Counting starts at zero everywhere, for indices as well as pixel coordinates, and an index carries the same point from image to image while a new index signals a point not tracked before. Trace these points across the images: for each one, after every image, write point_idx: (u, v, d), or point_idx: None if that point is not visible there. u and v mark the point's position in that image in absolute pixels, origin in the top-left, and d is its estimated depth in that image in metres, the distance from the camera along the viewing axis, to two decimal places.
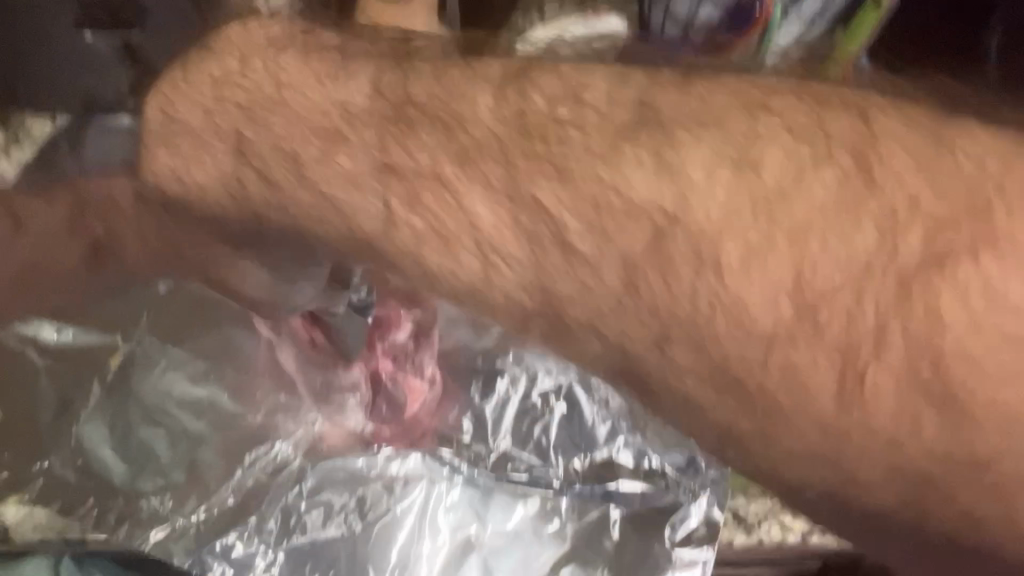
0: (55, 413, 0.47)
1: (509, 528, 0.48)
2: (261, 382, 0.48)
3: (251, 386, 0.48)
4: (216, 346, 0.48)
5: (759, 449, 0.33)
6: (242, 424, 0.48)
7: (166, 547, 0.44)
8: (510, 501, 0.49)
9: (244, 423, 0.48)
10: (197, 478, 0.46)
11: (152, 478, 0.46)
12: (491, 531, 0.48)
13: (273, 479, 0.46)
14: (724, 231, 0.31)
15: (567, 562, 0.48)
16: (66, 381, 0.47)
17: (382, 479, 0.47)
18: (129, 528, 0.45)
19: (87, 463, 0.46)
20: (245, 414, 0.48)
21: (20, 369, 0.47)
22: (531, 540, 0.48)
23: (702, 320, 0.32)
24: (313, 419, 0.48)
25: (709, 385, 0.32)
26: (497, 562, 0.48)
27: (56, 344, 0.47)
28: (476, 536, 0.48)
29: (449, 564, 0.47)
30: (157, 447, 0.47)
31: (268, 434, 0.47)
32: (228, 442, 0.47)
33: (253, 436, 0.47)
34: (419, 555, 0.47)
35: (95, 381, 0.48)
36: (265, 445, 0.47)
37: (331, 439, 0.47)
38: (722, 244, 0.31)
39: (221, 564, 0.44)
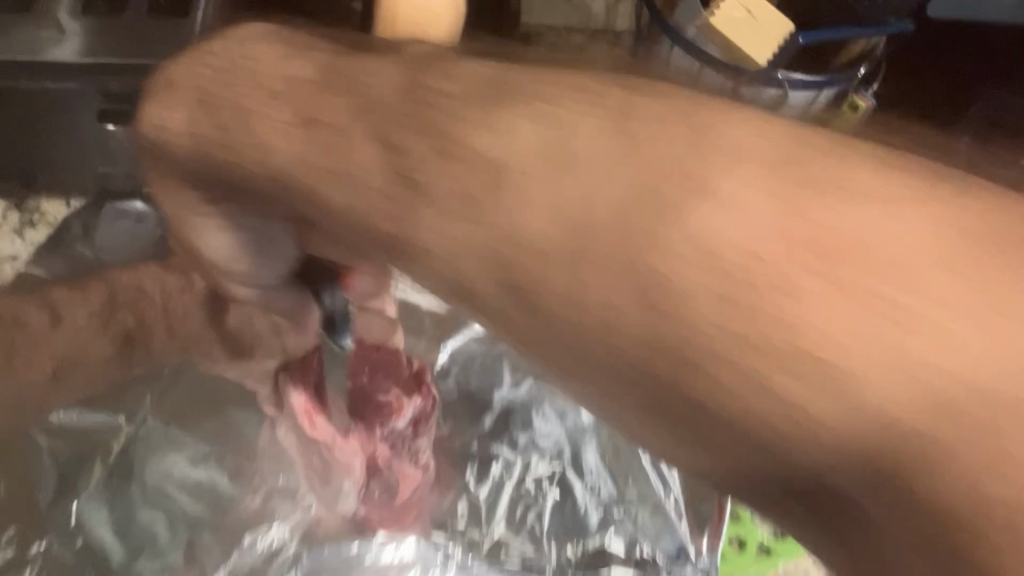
0: (56, 493, 0.47)
1: None
2: (258, 466, 0.50)
3: (248, 470, 0.50)
4: (216, 429, 0.51)
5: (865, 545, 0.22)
6: (238, 507, 0.49)
7: None
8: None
9: (240, 506, 0.49)
10: (195, 560, 0.47)
11: (150, 559, 0.46)
12: None
13: (268, 563, 0.47)
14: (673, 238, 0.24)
15: None
16: (69, 462, 0.48)
17: (379, 570, 0.46)
18: None
19: (86, 544, 0.46)
20: (241, 497, 0.49)
21: (24, 449, 0.48)
22: None
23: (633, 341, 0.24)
24: (310, 503, 0.49)
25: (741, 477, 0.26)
26: None
27: (61, 425, 0.49)
28: None
29: None
30: (154, 528, 0.47)
31: (263, 517, 0.49)
32: (225, 523, 0.48)
33: (250, 520, 0.48)
34: None
35: (97, 462, 0.49)
36: (261, 528, 0.48)
37: (326, 525, 0.49)
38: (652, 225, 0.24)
39: None
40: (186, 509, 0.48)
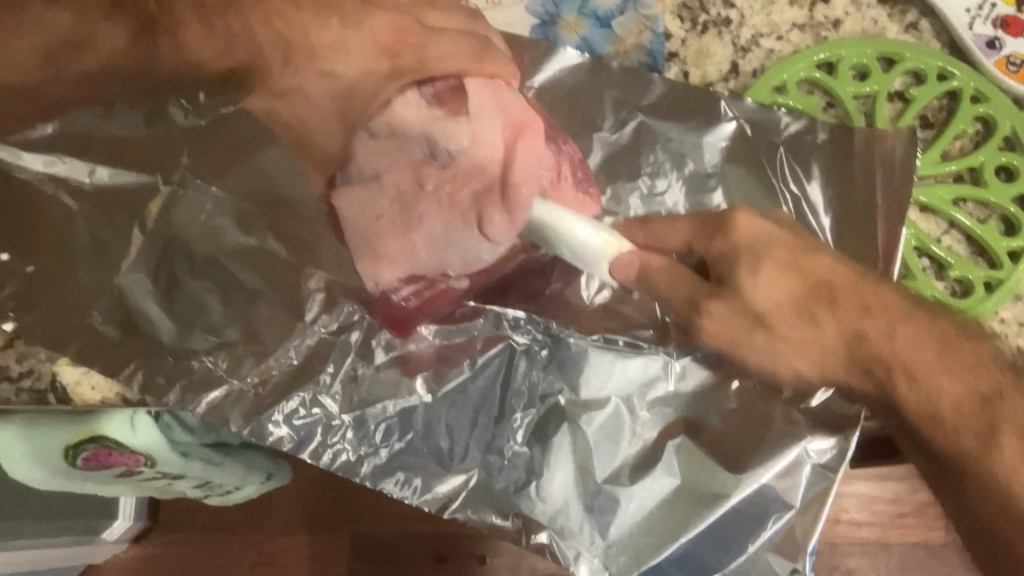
0: (92, 248, 0.41)
1: (612, 348, 0.41)
2: (401, 245, 0.39)
3: (419, 225, 0.38)
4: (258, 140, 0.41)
5: (749, 296, 0.34)
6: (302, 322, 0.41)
7: (221, 410, 0.39)
8: (633, 374, 0.41)
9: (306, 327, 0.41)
10: (254, 342, 0.40)
11: (203, 337, 0.40)
12: (588, 415, 0.40)
13: (336, 344, 0.41)
14: (893, 346, 0.33)
15: (679, 436, 0.40)
16: (105, 226, 0.41)
17: (443, 359, 0.41)
18: (182, 388, 0.39)
19: (134, 318, 0.40)
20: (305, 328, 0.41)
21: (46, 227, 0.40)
22: (658, 377, 0.40)
23: (845, 327, 0.34)
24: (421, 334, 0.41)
25: (830, 300, 0.34)
26: (596, 448, 0.40)
27: (94, 184, 0.41)
28: (568, 404, 0.40)
29: (535, 438, 0.40)
30: (207, 301, 0.41)
31: (321, 306, 0.41)
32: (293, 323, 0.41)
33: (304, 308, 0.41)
34: (512, 408, 0.40)
35: (137, 228, 0.41)
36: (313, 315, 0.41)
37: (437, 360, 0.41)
38: (860, 316, 0.34)
39: (287, 425, 0.39)
40: (144, 226, 0.41)
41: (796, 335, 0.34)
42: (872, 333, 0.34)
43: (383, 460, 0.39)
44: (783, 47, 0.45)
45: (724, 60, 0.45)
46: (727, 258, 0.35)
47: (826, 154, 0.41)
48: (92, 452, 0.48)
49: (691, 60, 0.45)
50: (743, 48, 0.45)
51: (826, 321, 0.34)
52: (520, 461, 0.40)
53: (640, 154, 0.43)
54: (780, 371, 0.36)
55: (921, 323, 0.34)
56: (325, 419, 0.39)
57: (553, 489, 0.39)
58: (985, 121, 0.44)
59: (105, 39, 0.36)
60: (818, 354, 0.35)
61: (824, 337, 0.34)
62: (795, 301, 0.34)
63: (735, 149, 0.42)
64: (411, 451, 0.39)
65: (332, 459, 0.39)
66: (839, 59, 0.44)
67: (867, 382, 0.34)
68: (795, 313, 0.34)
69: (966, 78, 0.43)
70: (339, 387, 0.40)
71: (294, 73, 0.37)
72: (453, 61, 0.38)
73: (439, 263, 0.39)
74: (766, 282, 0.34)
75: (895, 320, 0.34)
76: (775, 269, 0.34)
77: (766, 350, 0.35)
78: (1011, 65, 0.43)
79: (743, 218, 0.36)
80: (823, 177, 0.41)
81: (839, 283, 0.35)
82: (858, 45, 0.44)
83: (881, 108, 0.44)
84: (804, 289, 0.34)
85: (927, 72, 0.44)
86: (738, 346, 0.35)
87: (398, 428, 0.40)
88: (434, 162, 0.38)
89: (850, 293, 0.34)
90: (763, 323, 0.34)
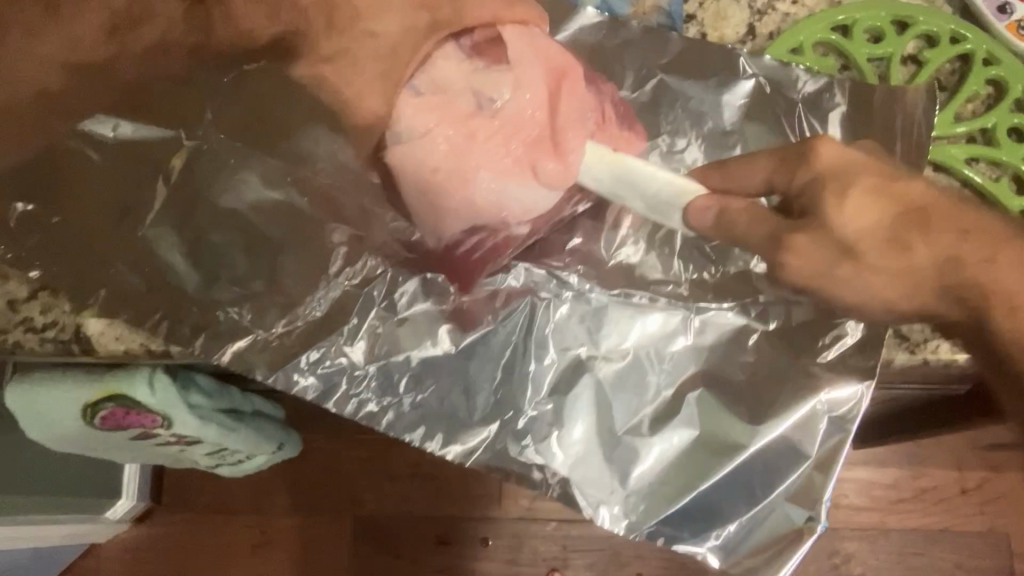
0: (118, 210, 0.41)
1: (632, 299, 0.42)
2: (454, 190, 0.39)
3: (466, 166, 0.39)
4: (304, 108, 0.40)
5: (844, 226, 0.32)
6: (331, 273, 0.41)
7: (245, 361, 0.39)
8: (652, 332, 0.41)
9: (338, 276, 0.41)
10: (278, 294, 0.40)
11: (228, 287, 0.40)
12: (606, 363, 0.41)
13: (361, 292, 0.41)
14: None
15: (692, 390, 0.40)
16: (132, 176, 0.41)
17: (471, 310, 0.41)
18: (208, 337, 0.39)
19: (160, 270, 0.40)
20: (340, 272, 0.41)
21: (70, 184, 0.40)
22: (677, 330, 0.41)
23: (945, 266, 0.33)
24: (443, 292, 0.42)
25: (921, 229, 0.33)
26: (613, 396, 0.40)
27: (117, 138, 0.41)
28: (586, 357, 0.41)
29: (554, 390, 0.40)
30: (231, 252, 0.41)
31: (351, 255, 0.42)
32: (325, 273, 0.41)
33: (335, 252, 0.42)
34: (534, 359, 0.41)
35: (161, 180, 0.41)
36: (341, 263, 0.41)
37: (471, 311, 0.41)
38: (957, 248, 0.33)
39: (310, 374, 0.39)
40: (169, 180, 0.41)
41: (887, 268, 0.33)
42: (970, 267, 0.33)
43: (405, 408, 0.40)
44: (800, 10, 0.46)
45: (741, 22, 0.46)
46: (807, 190, 0.34)
47: (842, 110, 0.42)
48: (111, 411, 0.48)
49: (708, 22, 0.46)
50: (762, 9, 0.46)
51: (917, 236, 0.33)
52: (539, 412, 0.40)
53: (660, 110, 0.44)
54: (868, 308, 0.34)
55: (1014, 256, 0.33)
56: (349, 367, 0.40)
57: (571, 438, 0.39)
58: (997, 83, 0.44)
59: (160, 13, 0.37)
60: (911, 285, 0.33)
61: (922, 266, 0.33)
62: (898, 231, 0.33)
63: (752, 108, 0.43)
64: (431, 406, 0.40)
65: (355, 408, 0.39)
66: (855, 22, 0.45)
67: (962, 309, 0.33)
68: (896, 246, 0.33)
69: (978, 40, 0.44)
70: (364, 337, 0.40)
71: (339, 33, 0.37)
72: (491, 8, 0.39)
73: (498, 213, 0.39)
74: (855, 207, 0.32)
75: (998, 248, 0.33)
76: (866, 196, 0.33)
77: (885, 283, 0.33)
78: (1021, 29, 0.44)
79: (824, 147, 0.34)
80: (843, 135, 0.42)
81: (932, 209, 0.33)
82: (873, 8, 0.44)
83: (895, 70, 0.44)
84: (892, 217, 0.33)
85: (938, 35, 0.45)
86: (881, 281, 0.33)
87: (417, 377, 0.40)
88: (477, 114, 0.39)
89: (935, 220, 0.33)
90: (854, 254, 0.33)
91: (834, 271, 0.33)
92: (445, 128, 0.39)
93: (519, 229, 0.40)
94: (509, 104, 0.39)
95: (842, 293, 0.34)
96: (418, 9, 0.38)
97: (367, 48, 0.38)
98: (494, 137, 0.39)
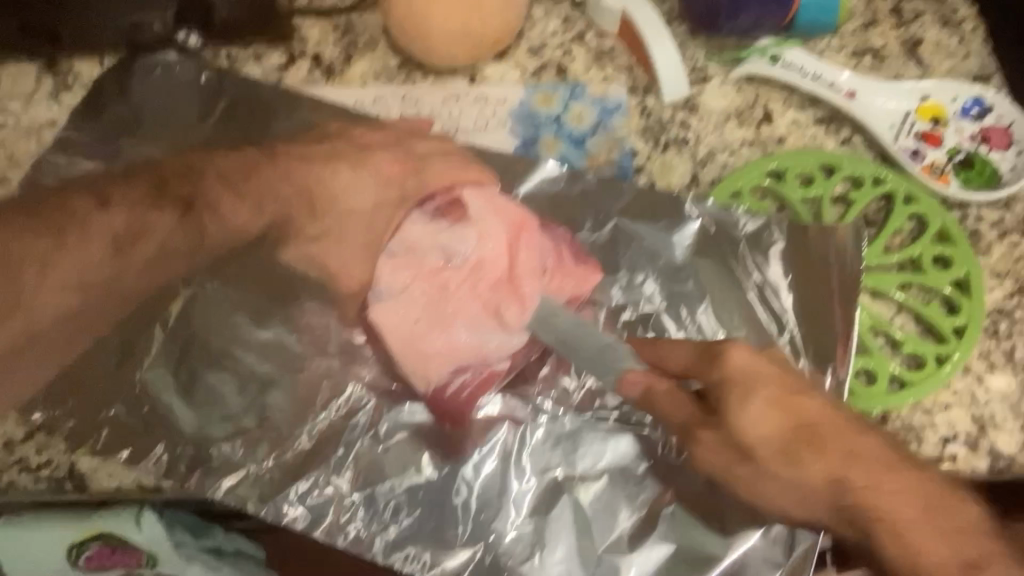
0: (118, 360, 0.43)
1: (606, 425, 0.44)
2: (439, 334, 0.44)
3: (445, 321, 0.44)
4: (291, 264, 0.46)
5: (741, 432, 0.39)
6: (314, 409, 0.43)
7: (237, 494, 0.41)
8: (622, 451, 0.44)
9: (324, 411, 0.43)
10: (264, 429, 0.42)
11: (223, 424, 0.42)
12: (585, 483, 0.43)
13: (346, 427, 0.43)
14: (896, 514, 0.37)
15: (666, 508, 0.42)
16: (130, 326, 0.43)
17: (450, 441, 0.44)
18: (203, 472, 0.41)
19: (155, 411, 0.42)
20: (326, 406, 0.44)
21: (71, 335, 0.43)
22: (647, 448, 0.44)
23: (836, 496, 0.38)
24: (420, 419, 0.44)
25: (812, 445, 0.39)
26: (592, 513, 0.42)
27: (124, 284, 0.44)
28: (564, 477, 0.43)
29: (535, 509, 0.42)
30: (224, 391, 0.43)
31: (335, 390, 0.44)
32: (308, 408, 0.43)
33: (323, 387, 0.44)
34: (517, 479, 0.43)
35: (157, 327, 0.44)
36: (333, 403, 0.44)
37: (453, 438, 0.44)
38: (847, 465, 0.38)
39: (300, 504, 0.41)
40: (165, 325, 0.44)
41: (785, 479, 0.39)
42: (856, 479, 0.38)
43: (393, 535, 0.41)
44: (736, 159, 0.51)
45: (685, 173, 0.51)
46: (724, 386, 0.40)
47: (782, 245, 0.47)
48: (97, 551, 0.48)
49: (657, 172, 0.51)
50: (703, 159, 0.51)
51: (795, 461, 0.39)
52: (523, 530, 0.42)
53: (619, 245, 0.48)
54: (776, 512, 0.40)
55: (890, 482, 0.38)
56: (338, 496, 0.42)
57: (556, 557, 0.41)
58: (919, 219, 0.50)
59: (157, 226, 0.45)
60: (806, 495, 0.39)
61: (809, 481, 0.39)
62: (794, 445, 0.39)
63: (703, 245, 0.48)
64: (418, 529, 0.41)
65: (345, 534, 0.41)
66: (787, 168, 0.51)
67: (847, 529, 0.39)
68: (786, 455, 0.39)
69: (897, 182, 0.50)
70: (350, 468, 0.42)
71: (321, 218, 0.46)
72: (449, 174, 0.46)
73: (478, 353, 0.44)
74: (754, 413, 0.39)
75: (881, 473, 0.38)
76: (768, 407, 0.39)
77: (787, 488, 0.39)
78: (934, 171, 0.51)
79: (735, 352, 0.40)
80: (785, 266, 0.47)
81: (822, 423, 0.39)
82: (801, 157, 0.51)
83: (827, 210, 0.50)
84: (792, 429, 0.39)
85: (861, 178, 0.50)
86: (771, 481, 0.39)
87: (406, 505, 0.42)
88: (449, 264, 0.45)
89: (828, 436, 0.39)
90: (748, 452, 0.39)
91: (735, 466, 0.40)
92: (426, 287, 0.44)
93: (500, 366, 0.45)
94: (478, 263, 0.45)
95: (759, 492, 0.40)
96: (389, 183, 0.46)
97: (350, 225, 0.45)
98: (468, 284, 0.45)
